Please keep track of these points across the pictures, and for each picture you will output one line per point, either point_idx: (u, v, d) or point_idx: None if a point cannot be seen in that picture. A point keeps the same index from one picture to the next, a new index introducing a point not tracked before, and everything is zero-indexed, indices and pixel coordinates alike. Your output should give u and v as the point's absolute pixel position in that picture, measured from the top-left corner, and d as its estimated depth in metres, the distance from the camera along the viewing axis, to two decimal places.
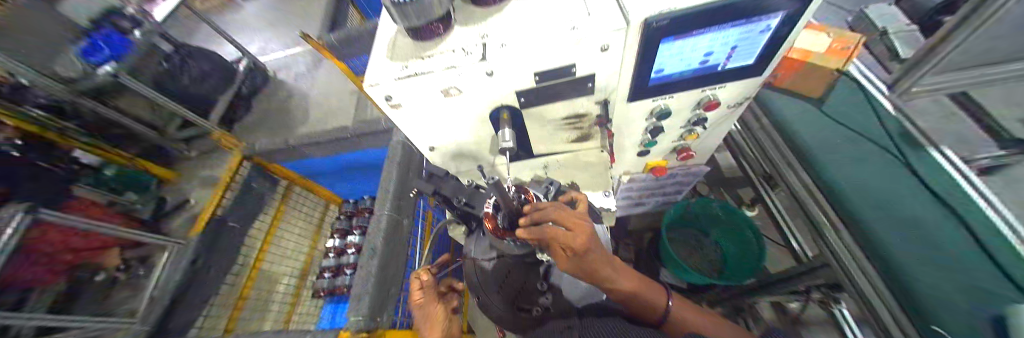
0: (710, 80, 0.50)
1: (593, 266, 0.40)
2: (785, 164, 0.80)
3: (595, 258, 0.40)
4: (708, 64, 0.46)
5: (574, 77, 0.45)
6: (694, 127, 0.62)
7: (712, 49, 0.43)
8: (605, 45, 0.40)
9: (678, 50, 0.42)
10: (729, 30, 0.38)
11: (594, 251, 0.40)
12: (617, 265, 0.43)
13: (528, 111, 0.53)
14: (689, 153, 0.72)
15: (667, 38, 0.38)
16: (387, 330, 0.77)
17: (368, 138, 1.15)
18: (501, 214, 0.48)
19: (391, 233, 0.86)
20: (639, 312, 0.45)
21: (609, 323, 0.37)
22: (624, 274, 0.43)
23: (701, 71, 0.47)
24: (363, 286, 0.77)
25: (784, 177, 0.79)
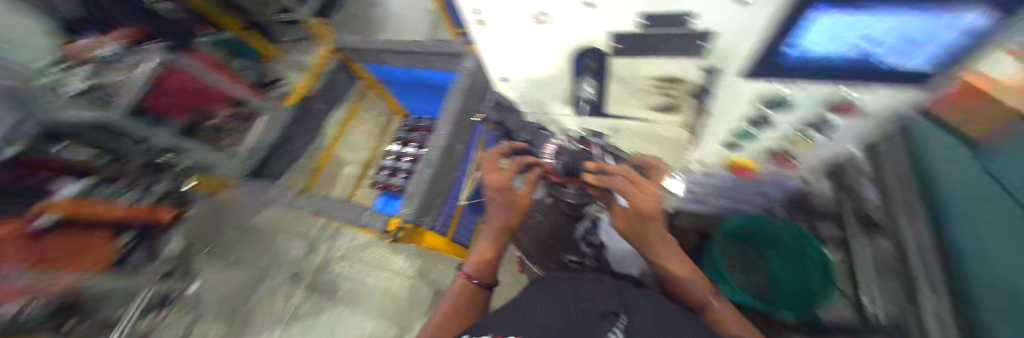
0: (850, 76, 0.37)
1: (648, 235, 0.42)
2: (903, 209, 0.62)
3: (652, 226, 0.41)
4: (861, 54, 0.33)
5: (689, 32, 0.38)
6: (810, 130, 0.52)
7: (879, 37, 0.29)
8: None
9: (833, 26, 0.29)
10: (921, 15, 0.25)
11: (653, 221, 0.41)
12: (670, 246, 0.44)
13: (619, 62, 0.48)
14: (785, 158, 0.63)
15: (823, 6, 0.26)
16: (426, 230, 0.88)
17: (440, 57, 1.16)
18: None
19: (445, 152, 0.92)
20: (674, 291, 0.46)
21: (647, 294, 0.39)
22: (674, 256, 0.44)
23: (846, 61, 0.34)
24: (414, 190, 0.86)
25: (894, 223, 0.63)
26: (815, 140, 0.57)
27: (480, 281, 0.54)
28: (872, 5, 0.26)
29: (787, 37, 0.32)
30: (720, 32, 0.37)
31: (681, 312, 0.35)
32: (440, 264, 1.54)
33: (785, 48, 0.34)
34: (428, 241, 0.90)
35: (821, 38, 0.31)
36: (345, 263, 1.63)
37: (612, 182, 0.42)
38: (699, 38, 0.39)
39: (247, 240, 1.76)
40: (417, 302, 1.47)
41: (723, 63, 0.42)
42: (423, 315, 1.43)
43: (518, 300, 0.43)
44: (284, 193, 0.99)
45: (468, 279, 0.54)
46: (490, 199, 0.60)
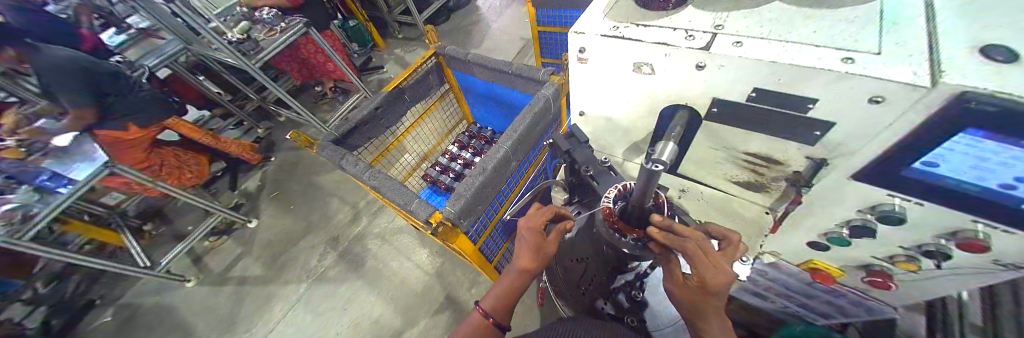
0: (996, 215, 0.32)
1: (704, 309, 0.39)
2: None
3: (711, 300, 0.39)
4: (1014, 193, 0.30)
5: (801, 115, 0.37)
6: (923, 257, 0.44)
7: None
8: (879, 97, 0.30)
9: (978, 152, 0.28)
10: None
11: (713, 297, 0.39)
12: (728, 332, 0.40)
13: (709, 126, 0.47)
14: (884, 281, 0.53)
15: (973, 129, 0.26)
16: (461, 233, 0.89)
17: (520, 80, 1.25)
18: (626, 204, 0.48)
19: (500, 165, 0.95)
20: None
21: None
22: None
23: (991, 195, 0.31)
24: (462, 192, 0.89)
25: None
26: (928, 272, 0.48)
27: (495, 319, 0.52)
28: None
29: (920, 152, 0.31)
30: (839, 126, 0.35)
31: None
32: (459, 271, 1.55)
33: (913, 164, 0.32)
34: (460, 244, 0.91)
35: (958, 164, 0.30)
36: (377, 241, 1.73)
37: (682, 246, 0.39)
38: (812, 127, 0.37)
39: (306, 194, 1.98)
40: (428, 301, 1.48)
41: (832, 157, 0.39)
42: (429, 315, 1.44)
43: None
44: (355, 163, 1.10)
45: (484, 315, 0.52)
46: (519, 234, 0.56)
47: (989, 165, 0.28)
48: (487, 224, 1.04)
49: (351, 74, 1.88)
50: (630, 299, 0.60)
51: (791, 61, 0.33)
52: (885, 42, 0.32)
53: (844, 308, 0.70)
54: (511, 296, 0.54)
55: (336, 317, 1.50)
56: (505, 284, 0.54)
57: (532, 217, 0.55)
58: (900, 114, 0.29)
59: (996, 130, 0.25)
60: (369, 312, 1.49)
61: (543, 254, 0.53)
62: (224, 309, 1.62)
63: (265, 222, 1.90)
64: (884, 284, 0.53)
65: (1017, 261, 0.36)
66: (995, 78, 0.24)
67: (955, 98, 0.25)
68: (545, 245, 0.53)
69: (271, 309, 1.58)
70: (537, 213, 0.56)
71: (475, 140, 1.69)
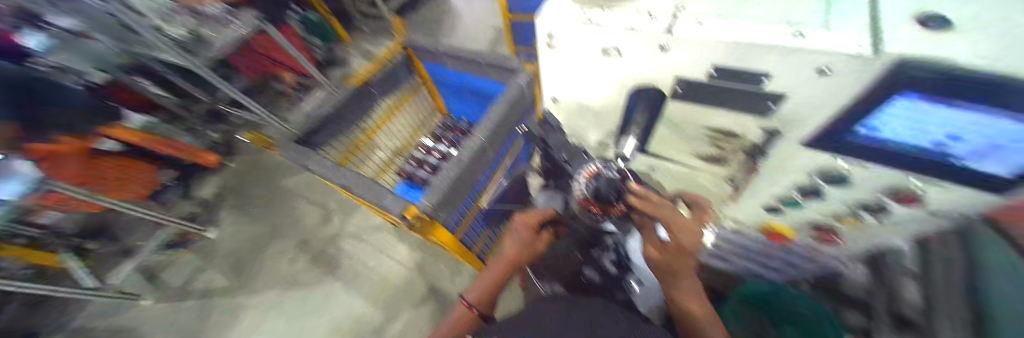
0: (930, 171, 0.37)
1: (678, 269, 0.43)
2: None
3: (685, 256, 0.43)
4: (945, 151, 0.34)
5: (758, 90, 0.39)
6: (863, 212, 0.49)
7: (965, 136, 0.31)
8: (826, 68, 0.32)
9: (907, 117, 0.31)
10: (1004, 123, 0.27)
11: (686, 258, 0.43)
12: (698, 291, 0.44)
13: (675, 105, 0.49)
14: (831, 238, 0.59)
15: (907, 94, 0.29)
16: (440, 225, 0.88)
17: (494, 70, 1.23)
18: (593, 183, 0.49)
19: (477, 155, 0.94)
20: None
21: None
22: (699, 300, 0.44)
23: (926, 154, 0.35)
24: (439, 183, 0.87)
25: None
26: (867, 226, 0.54)
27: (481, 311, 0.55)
28: (956, 106, 0.28)
29: (864, 119, 0.34)
30: (791, 97, 0.37)
31: None
32: (441, 265, 1.53)
33: (858, 128, 0.36)
34: (439, 236, 0.90)
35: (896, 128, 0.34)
36: (353, 241, 1.66)
37: (657, 212, 0.42)
38: (769, 99, 0.39)
39: (272, 199, 1.85)
40: (411, 297, 1.45)
41: (787, 127, 0.41)
42: (412, 310, 1.42)
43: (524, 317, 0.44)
44: (323, 162, 1.03)
45: (469, 307, 0.55)
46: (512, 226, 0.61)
47: (923, 126, 0.32)
48: (467, 214, 1.03)
49: (312, 68, 1.76)
50: (615, 265, 0.64)
51: (747, 37, 0.34)
52: (830, 16, 0.34)
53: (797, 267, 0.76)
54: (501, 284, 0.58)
55: (314, 322, 1.44)
56: (494, 275, 0.58)
57: (522, 217, 0.60)
58: (846, 81, 0.32)
59: (925, 94, 0.28)
60: (350, 313, 1.44)
61: (531, 245, 0.59)
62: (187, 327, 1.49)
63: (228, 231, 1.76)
64: (829, 238, 0.60)
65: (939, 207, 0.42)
66: (932, 47, 0.26)
67: (893, 63, 0.27)
68: (535, 241, 0.59)
69: (241, 321, 1.48)
70: (527, 213, 0.61)
71: (451, 132, 1.67)
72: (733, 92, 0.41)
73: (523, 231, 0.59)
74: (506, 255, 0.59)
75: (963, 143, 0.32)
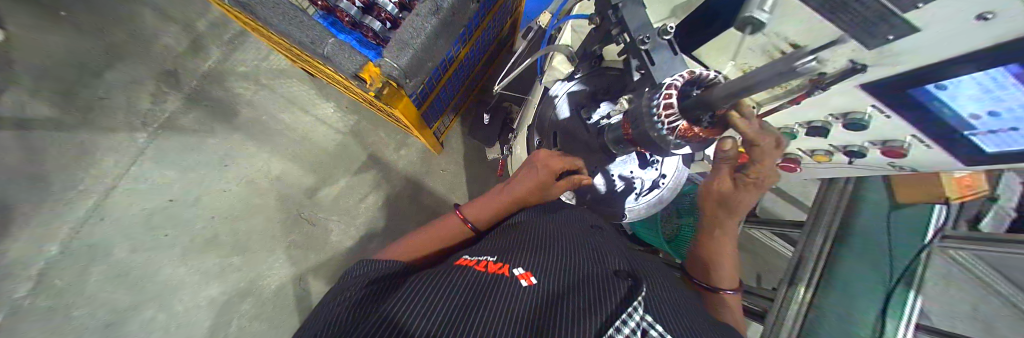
0: (936, 129, 0.42)
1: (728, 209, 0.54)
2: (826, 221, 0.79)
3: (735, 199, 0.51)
4: (973, 119, 0.38)
5: (899, 14, 0.29)
6: (838, 152, 0.58)
7: (1005, 111, 0.34)
8: (994, 15, 0.24)
9: (993, 85, 0.31)
10: None
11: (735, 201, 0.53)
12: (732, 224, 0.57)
13: (784, 2, 0.38)
14: (790, 166, 0.70)
15: None
16: (406, 97, 0.68)
17: None
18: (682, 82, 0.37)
19: (459, 6, 0.68)
20: (708, 275, 0.60)
21: (647, 270, 0.43)
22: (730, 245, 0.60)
23: (954, 118, 0.39)
24: (405, 38, 0.63)
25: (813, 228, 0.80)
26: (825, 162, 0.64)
27: (474, 225, 0.58)
28: None
29: (950, 76, 0.33)
30: (920, 33, 0.30)
31: (671, 288, 0.40)
32: (382, 131, 1.36)
33: (928, 84, 0.36)
34: (404, 109, 0.72)
35: (964, 90, 0.34)
36: (253, 86, 1.25)
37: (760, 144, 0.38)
38: (895, 31, 0.32)
39: None
40: (347, 160, 1.31)
41: (877, 64, 0.37)
42: (352, 175, 1.31)
43: (503, 241, 0.46)
44: None
45: (461, 220, 0.58)
46: (530, 160, 0.59)
47: (986, 97, 0.33)
48: (434, 84, 0.84)
49: None
50: (622, 183, 0.68)
51: None
52: None
53: None
54: (492, 216, 0.58)
55: (218, 176, 1.19)
56: (489, 209, 0.58)
57: (549, 158, 0.56)
58: (1001, 32, 0.25)
59: None
60: (266, 169, 1.24)
61: (540, 191, 0.56)
62: (7, 164, 1.06)
63: (18, 37, 1.11)
64: (790, 166, 0.70)
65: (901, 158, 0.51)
66: None
67: None
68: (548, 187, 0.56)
69: (95, 166, 1.11)
70: (554, 156, 0.57)
71: None
72: (862, 13, 0.32)
73: (538, 175, 0.56)
74: (510, 195, 0.57)
75: (993, 118, 0.36)
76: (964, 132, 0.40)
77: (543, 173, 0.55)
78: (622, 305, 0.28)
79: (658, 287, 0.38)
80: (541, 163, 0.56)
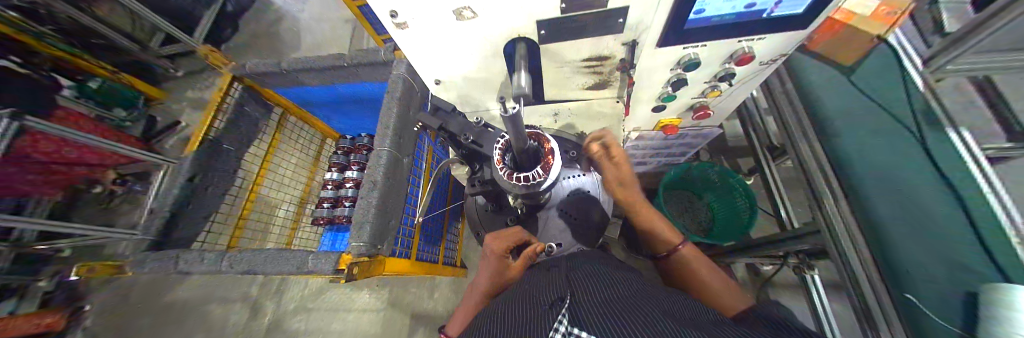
0: (750, 30, 0.44)
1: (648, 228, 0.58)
2: (799, 132, 0.71)
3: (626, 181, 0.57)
4: (753, 9, 0.40)
5: (605, 8, 0.38)
6: (719, 83, 0.58)
7: None
8: None
9: None
10: None
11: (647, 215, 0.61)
12: (729, 287, 0.49)
13: (546, 47, 0.48)
14: (705, 113, 0.68)
15: None
16: (386, 257, 0.80)
17: (366, 70, 1.07)
18: (510, 155, 0.50)
19: (392, 168, 0.83)
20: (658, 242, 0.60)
21: (591, 267, 0.41)
22: (709, 271, 0.53)
23: (742, 17, 0.42)
24: (362, 219, 0.76)
25: (794, 147, 0.71)
26: (724, 92, 0.62)
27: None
28: None
29: (695, 6, 0.38)
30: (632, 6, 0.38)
31: (631, 279, 0.37)
32: (412, 287, 1.43)
33: (691, 15, 0.40)
34: (392, 268, 0.83)
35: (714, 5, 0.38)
36: (299, 317, 1.39)
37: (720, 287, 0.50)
38: (618, 15, 0.40)
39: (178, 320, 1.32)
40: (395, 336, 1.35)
41: (639, 35, 0.44)
42: None
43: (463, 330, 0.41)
44: (201, 256, 0.81)
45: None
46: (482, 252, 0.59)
47: None
48: (411, 232, 0.94)
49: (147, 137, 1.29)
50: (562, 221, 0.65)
51: None
52: None
53: (690, 141, 0.91)
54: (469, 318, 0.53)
55: None
56: (464, 311, 0.55)
57: (495, 239, 0.56)
58: None
59: None
60: None
61: (504, 277, 0.53)
62: None
63: None
64: (703, 114, 0.68)
65: (768, 57, 0.52)
66: None
67: None
68: (505, 270, 0.54)
69: None
70: (498, 236, 0.58)
71: (353, 154, 1.44)
72: (603, 19, 0.40)
73: (491, 256, 0.55)
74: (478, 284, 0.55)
75: None
76: (767, 17, 0.42)
77: (491, 254, 0.55)
78: (546, 330, 0.26)
79: (597, 281, 0.36)
80: (491, 242, 0.57)
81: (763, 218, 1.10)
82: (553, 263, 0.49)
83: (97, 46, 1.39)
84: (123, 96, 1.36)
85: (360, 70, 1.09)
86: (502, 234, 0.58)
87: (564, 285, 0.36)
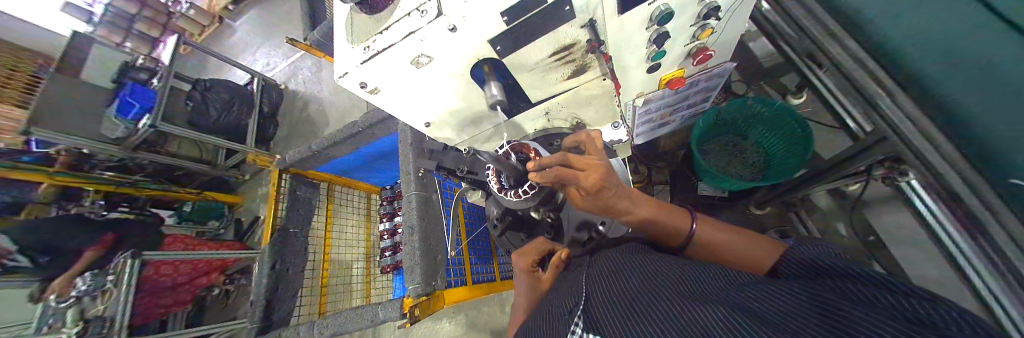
0: None
1: (659, 220, 0.44)
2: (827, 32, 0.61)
3: (615, 198, 0.40)
4: None
5: (546, 4, 0.38)
6: (706, 21, 0.53)
7: None
8: None
9: None
10: None
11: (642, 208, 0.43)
12: (752, 242, 0.42)
13: (510, 59, 0.48)
14: (706, 54, 0.62)
15: None
16: (443, 290, 0.85)
17: (380, 126, 1.17)
18: (506, 173, 0.51)
19: (424, 208, 0.90)
20: (660, 234, 0.45)
21: (610, 254, 0.41)
22: (728, 239, 0.43)
23: None
24: (412, 261, 0.84)
25: (827, 52, 0.62)
26: (717, 27, 0.57)
27: None
28: None
29: None
30: None
31: (649, 260, 0.37)
32: (484, 307, 1.49)
33: None
34: (452, 298, 0.88)
35: None
36: None
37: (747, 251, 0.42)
38: (561, 5, 0.39)
39: None
40: None
41: (594, 13, 0.42)
42: None
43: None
44: (298, 329, 0.95)
45: None
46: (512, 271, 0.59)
47: None
48: (462, 262, 0.96)
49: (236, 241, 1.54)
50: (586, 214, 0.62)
51: None
52: None
53: (706, 85, 0.83)
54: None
55: None
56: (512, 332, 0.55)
57: (521, 256, 0.56)
58: None
59: None
60: None
61: (539, 291, 0.52)
62: None
63: None
64: (703, 57, 0.62)
65: None
66: None
67: None
68: (537, 283, 0.53)
69: None
70: (523, 252, 0.57)
71: (396, 201, 1.55)
72: (549, 15, 0.40)
73: (522, 274, 0.55)
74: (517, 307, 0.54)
75: None
76: None
77: (521, 271, 0.54)
78: None
79: (612, 270, 0.36)
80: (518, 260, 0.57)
81: (832, 135, 0.95)
82: (579, 262, 0.49)
83: (178, 177, 1.74)
84: (210, 212, 1.75)
85: (375, 128, 1.18)
86: (526, 248, 0.58)
87: (580, 285, 0.37)
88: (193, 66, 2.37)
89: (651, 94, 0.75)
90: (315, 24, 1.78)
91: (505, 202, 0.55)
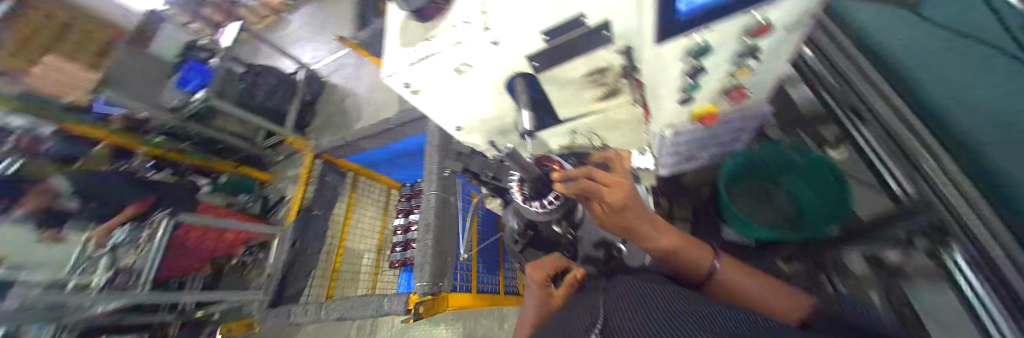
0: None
1: (682, 251, 0.43)
2: None
3: (636, 219, 0.41)
4: None
5: (587, 28, 0.40)
6: (745, 59, 0.52)
7: None
8: None
9: None
10: None
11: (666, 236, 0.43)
12: (774, 290, 0.41)
13: (544, 75, 0.50)
14: (741, 92, 0.62)
15: None
16: (448, 292, 0.86)
17: (410, 125, 1.23)
18: (528, 183, 0.52)
19: (441, 209, 0.92)
20: (680, 266, 0.44)
21: (629, 279, 0.40)
22: (750, 282, 0.42)
23: None
24: (423, 259, 0.85)
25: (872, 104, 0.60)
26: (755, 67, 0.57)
27: None
28: None
29: None
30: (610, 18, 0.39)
31: (669, 289, 0.36)
32: (484, 318, 1.47)
33: None
34: (456, 302, 0.88)
35: None
36: None
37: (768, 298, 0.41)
38: (600, 29, 0.41)
39: None
40: None
41: (631, 39, 0.44)
42: None
43: None
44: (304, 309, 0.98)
45: None
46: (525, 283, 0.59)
47: None
48: (470, 268, 0.98)
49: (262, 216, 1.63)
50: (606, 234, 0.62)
51: None
52: None
53: (737, 124, 0.82)
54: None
55: None
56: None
57: (535, 269, 0.56)
58: None
59: None
60: None
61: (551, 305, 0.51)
62: None
63: None
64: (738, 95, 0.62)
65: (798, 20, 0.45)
66: None
67: None
68: (549, 298, 0.52)
69: None
70: (539, 266, 0.58)
71: (414, 199, 1.59)
72: (587, 37, 0.42)
73: (534, 287, 0.55)
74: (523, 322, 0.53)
75: None
76: None
77: (533, 284, 0.55)
78: None
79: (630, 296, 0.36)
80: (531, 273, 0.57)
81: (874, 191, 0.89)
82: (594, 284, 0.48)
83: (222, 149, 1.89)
84: (241, 184, 1.89)
85: (405, 126, 1.24)
86: (540, 263, 0.58)
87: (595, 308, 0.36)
88: (253, 53, 2.61)
89: (680, 126, 0.74)
90: (364, 26, 1.93)
91: (528, 212, 0.58)
